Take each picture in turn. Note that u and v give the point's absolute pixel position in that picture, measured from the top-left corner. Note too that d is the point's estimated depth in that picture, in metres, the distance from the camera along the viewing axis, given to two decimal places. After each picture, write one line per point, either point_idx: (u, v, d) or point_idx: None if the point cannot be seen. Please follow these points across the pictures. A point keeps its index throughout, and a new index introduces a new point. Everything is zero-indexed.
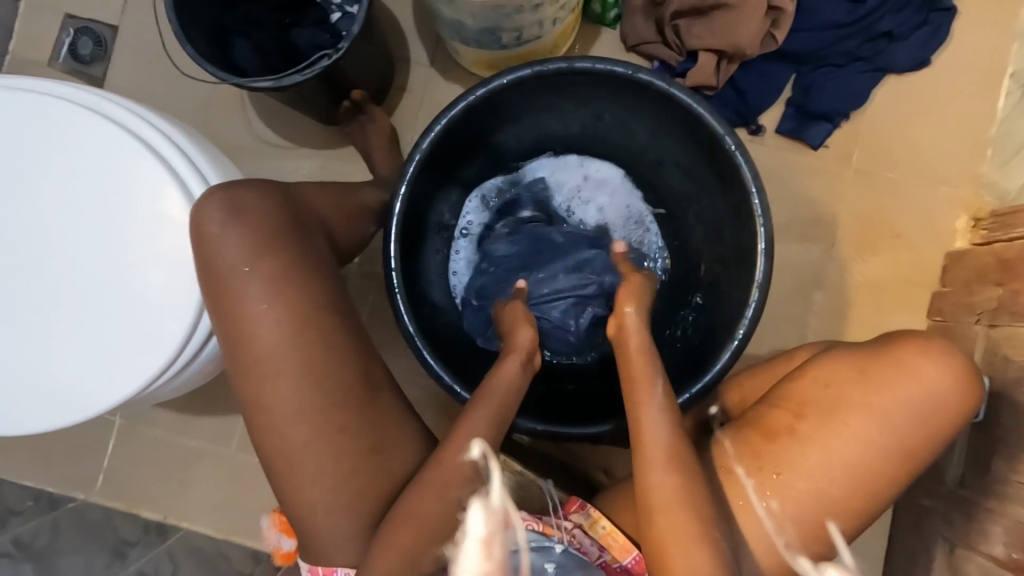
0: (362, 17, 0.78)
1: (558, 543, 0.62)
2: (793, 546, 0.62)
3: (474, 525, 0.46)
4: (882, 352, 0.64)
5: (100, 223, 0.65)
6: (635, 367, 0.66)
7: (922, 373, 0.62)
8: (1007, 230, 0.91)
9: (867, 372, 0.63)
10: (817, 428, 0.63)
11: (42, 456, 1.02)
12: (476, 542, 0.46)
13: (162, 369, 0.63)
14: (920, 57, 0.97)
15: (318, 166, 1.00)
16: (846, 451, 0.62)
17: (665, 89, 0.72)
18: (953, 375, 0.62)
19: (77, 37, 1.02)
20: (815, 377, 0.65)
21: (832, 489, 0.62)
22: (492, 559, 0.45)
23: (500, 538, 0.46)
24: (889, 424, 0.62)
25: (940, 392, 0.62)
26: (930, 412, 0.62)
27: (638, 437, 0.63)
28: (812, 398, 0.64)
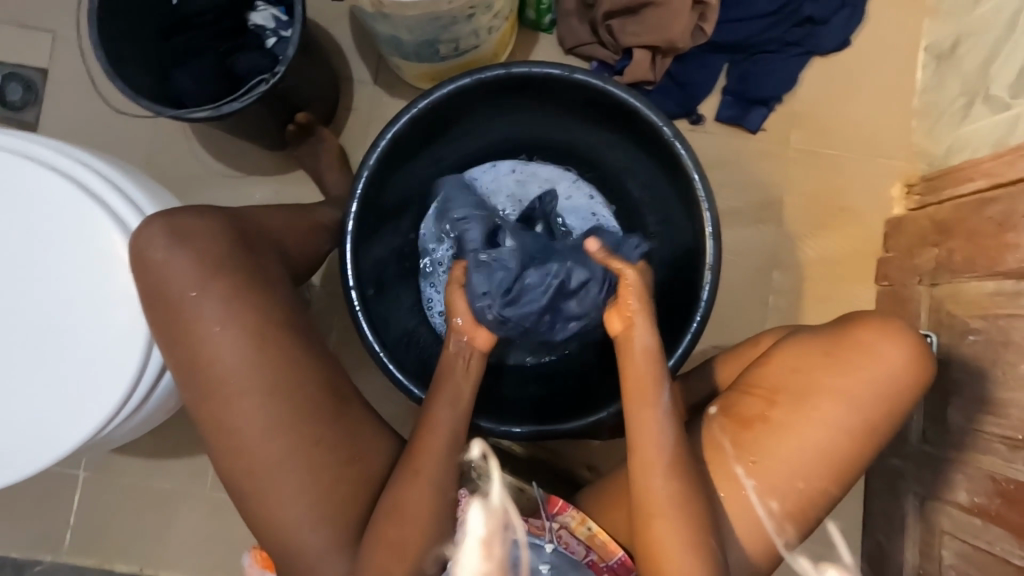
0: (297, 39, 0.78)
1: (549, 543, 0.64)
2: (778, 523, 0.64)
3: (475, 527, 0.55)
4: (846, 337, 0.65)
5: (40, 269, 0.63)
6: (636, 370, 0.64)
7: (884, 354, 0.64)
8: (937, 194, 0.96)
9: (834, 357, 0.65)
10: (790, 414, 0.64)
11: (1, 521, 0.97)
12: (476, 541, 0.54)
13: (117, 409, 0.62)
14: (841, 38, 1.02)
15: (270, 192, 0.99)
16: (819, 434, 0.63)
17: (602, 86, 0.74)
18: (912, 354, 0.64)
19: (6, 83, 0.99)
20: (784, 364, 0.66)
21: (807, 469, 0.63)
22: (492, 558, 0.54)
23: (499, 537, 0.54)
24: (858, 406, 0.63)
25: (903, 372, 0.64)
26: (894, 392, 0.64)
27: (636, 440, 0.63)
28: (783, 386, 0.65)
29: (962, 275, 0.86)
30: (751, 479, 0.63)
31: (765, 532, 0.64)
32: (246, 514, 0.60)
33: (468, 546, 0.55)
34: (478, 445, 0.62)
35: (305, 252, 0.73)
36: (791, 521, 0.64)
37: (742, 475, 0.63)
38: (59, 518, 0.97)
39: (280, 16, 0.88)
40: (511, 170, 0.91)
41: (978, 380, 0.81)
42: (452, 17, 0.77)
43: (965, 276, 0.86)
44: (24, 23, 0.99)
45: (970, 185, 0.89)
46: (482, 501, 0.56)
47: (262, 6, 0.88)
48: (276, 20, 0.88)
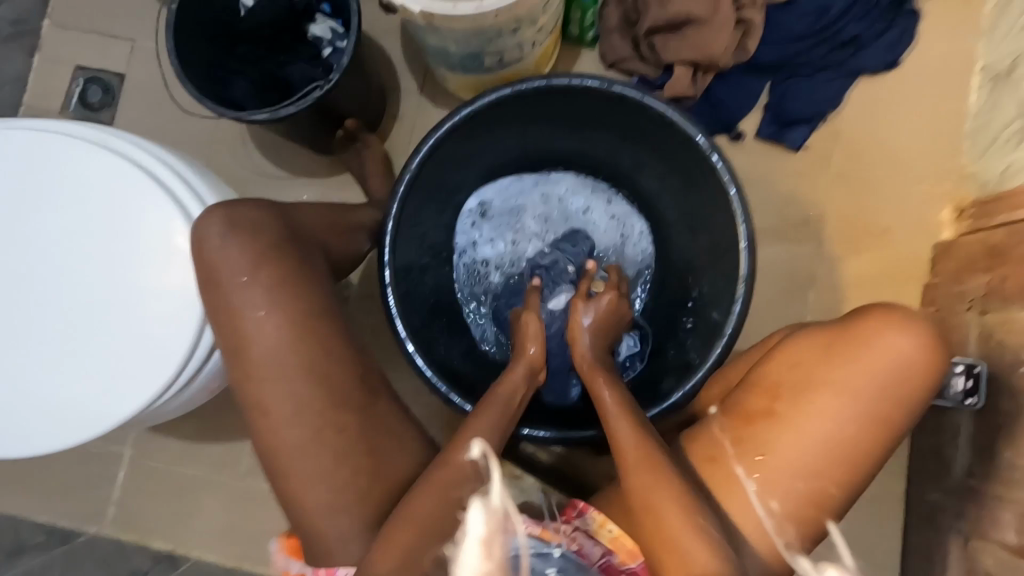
0: (351, 49, 0.83)
1: (557, 548, 0.62)
2: (788, 536, 0.62)
3: (475, 525, 0.49)
4: (848, 329, 0.64)
5: (109, 251, 0.68)
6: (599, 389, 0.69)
7: (888, 347, 0.62)
8: (989, 218, 0.92)
9: (833, 349, 0.63)
10: (791, 408, 0.63)
11: (51, 492, 1.02)
12: (475, 542, 0.49)
13: (168, 384, 0.66)
14: (889, 58, 1.01)
15: (317, 193, 1.04)
16: (818, 427, 0.62)
17: (640, 98, 0.75)
18: (919, 347, 0.61)
19: (87, 86, 1.08)
20: (785, 357, 0.65)
21: (812, 470, 0.62)
22: (491, 559, 0.48)
23: (499, 538, 0.49)
24: (858, 399, 0.62)
25: (908, 365, 0.62)
26: (899, 385, 0.62)
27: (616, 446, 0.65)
28: (783, 379, 0.64)
29: (1016, 302, 0.82)
30: (752, 479, 0.63)
31: (764, 531, 0.62)
32: (277, 493, 0.62)
33: (465, 548, 0.49)
34: (477, 442, 0.50)
35: (349, 248, 0.76)
36: (795, 522, 0.62)
37: (743, 474, 0.63)
38: (105, 492, 1.02)
39: (336, 28, 0.93)
40: (536, 181, 0.95)
41: None
42: (497, 31, 0.80)
43: (1018, 304, 0.82)
44: (107, 32, 1.08)
45: None
46: (482, 500, 0.50)
47: (320, 19, 0.94)
48: (333, 32, 0.93)
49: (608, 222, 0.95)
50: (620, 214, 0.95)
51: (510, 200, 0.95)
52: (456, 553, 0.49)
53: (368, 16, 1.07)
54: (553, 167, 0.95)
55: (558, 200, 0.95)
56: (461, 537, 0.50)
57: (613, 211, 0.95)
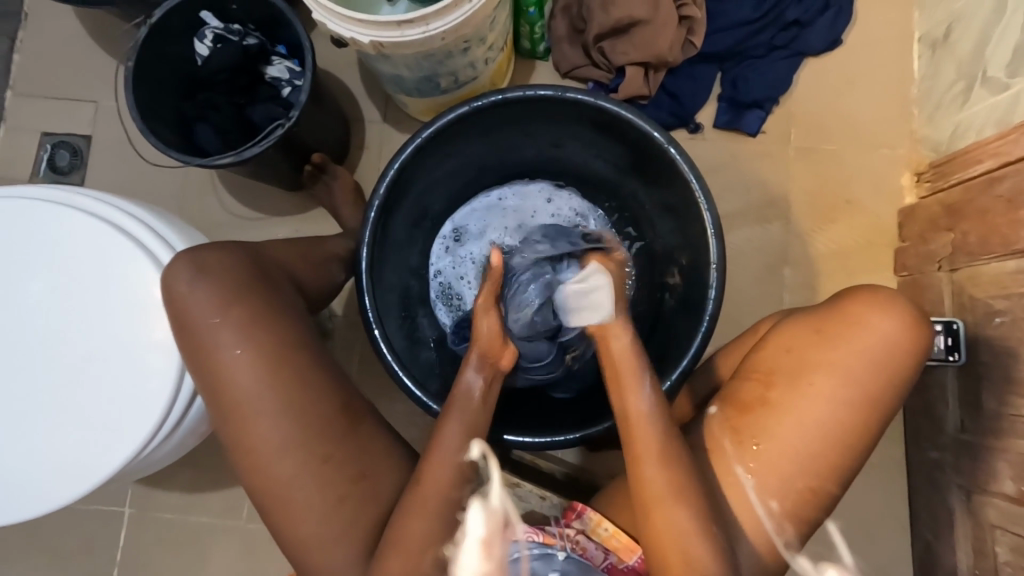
0: (308, 86, 0.85)
1: (560, 551, 0.63)
2: (788, 536, 0.63)
3: (475, 527, 0.57)
4: (834, 312, 0.65)
5: (84, 308, 0.69)
6: (620, 364, 0.66)
7: (873, 324, 0.63)
8: (946, 178, 0.95)
9: (825, 332, 0.64)
10: (786, 394, 0.63)
11: (53, 562, 1.01)
12: (477, 541, 0.56)
13: (154, 432, 0.66)
14: (832, 37, 1.04)
15: (293, 229, 1.05)
16: (817, 411, 0.62)
17: (593, 102, 0.77)
18: (903, 323, 0.63)
19: (55, 151, 1.09)
20: (776, 345, 0.67)
21: (812, 460, 0.62)
22: (492, 558, 0.55)
23: (498, 539, 0.56)
24: (852, 378, 0.62)
25: (897, 340, 0.63)
26: (890, 365, 0.63)
27: (630, 448, 0.63)
28: (777, 365, 0.65)
29: (980, 256, 0.84)
30: (750, 479, 0.63)
31: (765, 532, 0.62)
32: (275, 528, 0.62)
33: (468, 547, 0.57)
34: (477, 444, 0.64)
35: (324, 280, 0.77)
36: (792, 521, 0.63)
37: (742, 473, 0.63)
38: (107, 554, 1.01)
39: (293, 67, 0.96)
40: (498, 198, 0.97)
41: (1011, 363, 0.79)
42: (447, 52, 0.82)
43: (983, 257, 0.84)
44: (69, 96, 1.10)
45: (977, 166, 0.87)
46: (482, 501, 0.58)
47: (275, 60, 0.96)
48: (289, 71, 0.95)
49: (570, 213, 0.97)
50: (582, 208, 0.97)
51: (480, 222, 0.97)
52: (459, 552, 0.56)
53: (324, 52, 1.10)
54: (513, 180, 0.97)
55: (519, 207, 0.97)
56: (463, 537, 0.58)
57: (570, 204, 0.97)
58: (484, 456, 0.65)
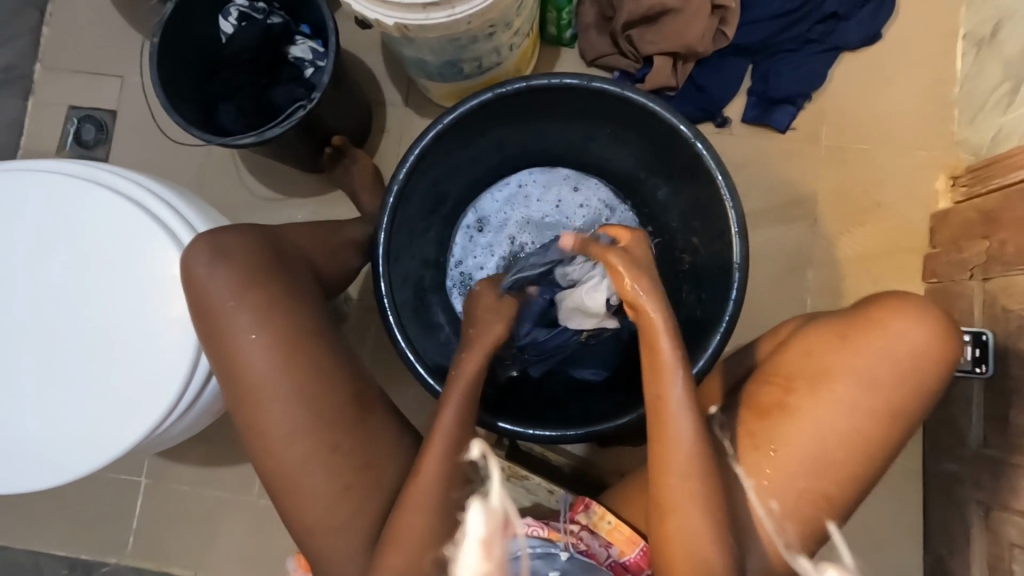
0: (331, 67, 0.84)
1: (563, 550, 0.61)
2: (788, 536, 0.61)
3: (475, 526, 0.52)
4: (860, 317, 0.63)
5: (104, 284, 0.69)
6: (662, 354, 0.60)
7: (900, 331, 0.61)
8: (984, 184, 0.91)
9: (848, 337, 0.62)
10: (805, 400, 0.62)
11: (72, 526, 1.04)
12: (476, 541, 0.52)
13: (170, 409, 0.67)
14: (871, 32, 1.00)
15: (311, 212, 1.06)
16: (834, 418, 0.61)
17: (619, 92, 0.74)
18: (930, 331, 0.61)
19: (81, 125, 1.10)
20: (797, 349, 0.65)
21: (829, 465, 0.61)
22: (493, 559, 0.51)
23: (499, 538, 0.51)
24: (874, 386, 0.61)
25: (923, 350, 0.61)
26: (913, 373, 0.61)
27: (660, 441, 0.60)
28: (797, 370, 0.63)
29: (1016, 266, 0.81)
30: (751, 479, 0.62)
31: (764, 533, 0.61)
32: (285, 510, 0.63)
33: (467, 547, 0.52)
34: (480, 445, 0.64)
35: (341, 264, 0.77)
36: (794, 521, 0.61)
37: (742, 475, 0.62)
38: (123, 522, 1.03)
39: (316, 48, 0.95)
40: (519, 186, 0.97)
41: None
42: (472, 37, 0.80)
43: (1019, 267, 0.81)
44: (96, 71, 1.11)
45: (1020, 172, 0.84)
46: (481, 500, 0.52)
47: (299, 40, 0.95)
48: (313, 52, 0.94)
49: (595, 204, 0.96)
50: (608, 199, 0.95)
51: (501, 211, 0.97)
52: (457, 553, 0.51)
53: (348, 34, 1.09)
54: (534, 168, 0.96)
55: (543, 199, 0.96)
56: (463, 537, 0.53)
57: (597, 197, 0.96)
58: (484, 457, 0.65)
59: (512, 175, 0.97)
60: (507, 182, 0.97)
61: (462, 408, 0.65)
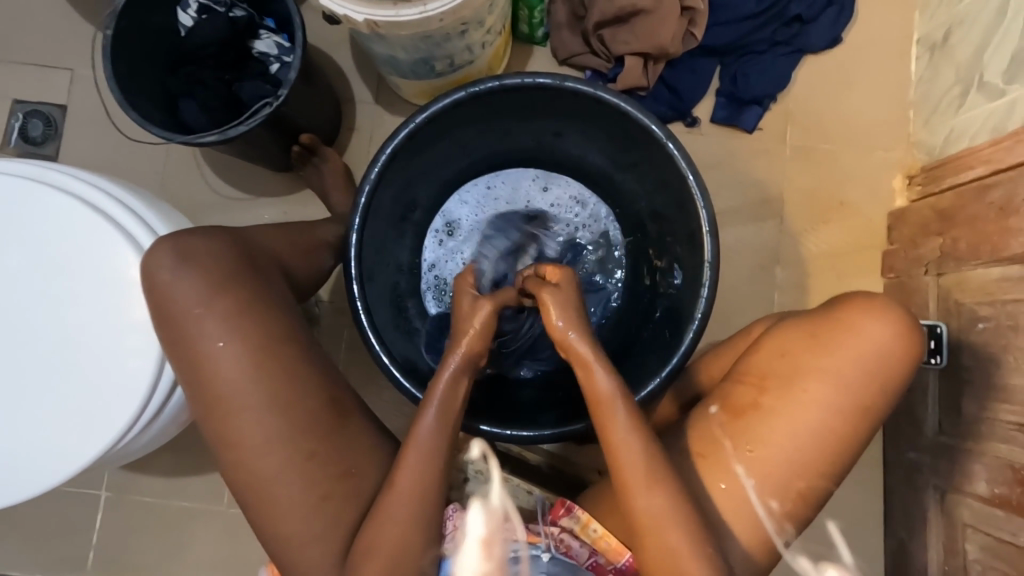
0: (298, 63, 0.81)
1: (546, 551, 0.60)
2: (787, 533, 0.64)
3: (476, 527, 0.62)
4: (831, 317, 0.65)
5: (57, 290, 0.66)
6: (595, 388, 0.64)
7: (868, 331, 0.63)
8: (938, 183, 0.96)
9: (820, 337, 0.65)
10: (779, 399, 0.64)
11: (25, 543, 0.98)
12: (477, 541, 0.61)
13: (133, 420, 0.64)
14: (833, 35, 1.03)
15: (279, 211, 1.02)
16: (809, 418, 0.63)
17: (592, 93, 0.75)
18: (897, 330, 0.63)
19: (27, 120, 1.04)
20: (771, 349, 0.67)
21: (807, 459, 0.63)
22: (492, 558, 0.59)
23: (497, 539, 0.61)
24: (845, 384, 0.63)
25: (891, 350, 0.63)
26: (881, 371, 0.63)
27: (603, 438, 0.64)
28: (771, 369, 0.65)
29: (968, 262, 0.85)
30: (744, 472, 0.63)
31: (766, 532, 0.63)
32: (259, 522, 0.61)
33: (468, 547, 0.61)
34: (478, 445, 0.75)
35: (312, 266, 0.75)
36: (791, 520, 0.64)
37: (743, 475, 0.63)
38: (82, 538, 0.99)
39: (282, 43, 0.92)
40: (489, 187, 0.96)
41: (991, 368, 0.80)
42: (445, 34, 0.79)
43: (971, 262, 0.85)
44: (44, 63, 1.05)
45: (969, 173, 0.88)
46: (482, 502, 0.64)
47: (264, 35, 0.92)
48: (278, 46, 0.91)
49: (567, 204, 0.96)
50: (576, 196, 0.96)
51: (472, 212, 0.96)
52: (459, 552, 0.60)
53: (315, 28, 1.06)
54: (505, 169, 0.95)
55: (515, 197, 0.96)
56: (462, 537, 0.62)
57: (567, 197, 0.96)
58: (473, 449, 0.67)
59: (482, 175, 0.95)
60: (478, 182, 0.95)
61: (445, 416, 0.63)
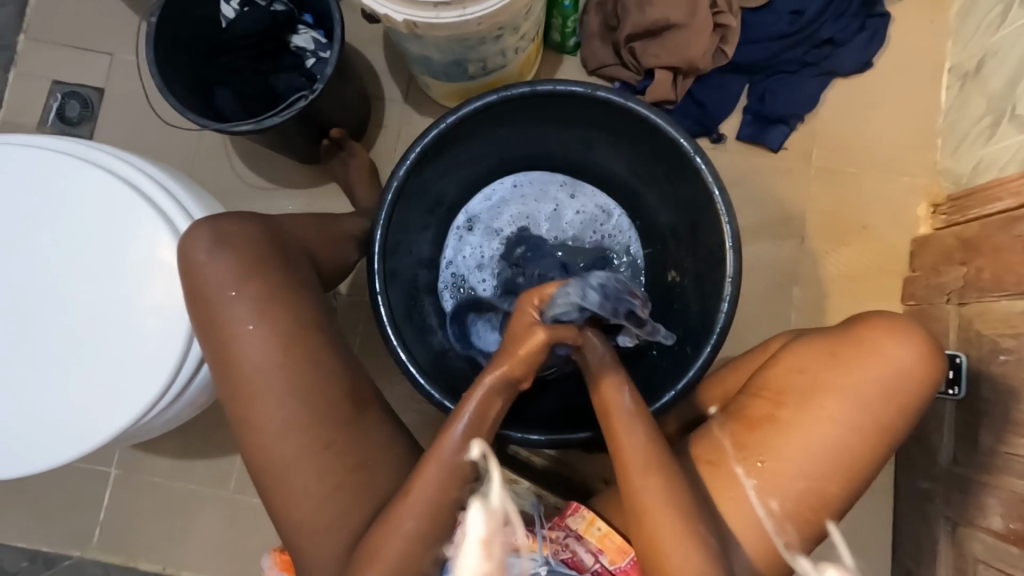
0: (335, 59, 0.83)
1: (542, 564, 0.61)
2: (788, 536, 0.63)
3: (475, 527, 0.52)
4: (851, 337, 0.65)
5: (91, 267, 0.67)
6: (600, 383, 0.65)
7: (888, 352, 0.63)
8: (964, 212, 0.95)
9: (838, 354, 0.64)
10: (794, 414, 0.63)
11: (34, 516, 1.00)
12: (476, 542, 0.52)
13: (156, 399, 0.65)
14: (863, 59, 1.04)
15: (304, 203, 1.04)
16: (824, 435, 0.62)
17: (623, 103, 0.75)
18: (918, 353, 0.63)
19: (66, 101, 1.07)
20: (788, 365, 0.66)
21: (818, 473, 0.62)
22: (492, 559, 0.51)
23: (499, 538, 0.52)
24: (862, 403, 0.62)
25: (911, 371, 0.63)
26: (900, 392, 0.63)
27: (615, 446, 0.63)
28: (787, 385, 0.65)
29: (992, 293, 0.84)
30: (754, 480, 0.63)
31: (775, 539, 0.62)
32: (272, 507, 0.62)
33: (467, 547, 0.52)
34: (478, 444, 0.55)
35: (337, 258, 0.76)
36: (794, 522, 0.62)
37: (742, 475, 0.63)
38: (90, 514, 1.00)
39: (320, 39, 0.94)
40: (514, 185, 0.96)
41: (1011, 401, 0.79)
42: (481, 38, 0.80)
43: (995, 293, 0.84)
44: (85, 46, 1.07)
45: (997, 203, 0.87)
46: (481, 501, 0.52)
47: (302, 30, 0.93)
48: (316, 42, 0.93)
49: (592, 211, 0.96)
50: (605, 206, 0.96)
51: (494, 212, 0.97)
52: (458, 552, 0.52)
53: (351, 26, 1.08)
54: (529, 171, 0.96)
55: (538, 199, 0.97)
56: (463, 536, 0.53)
57: (591, 204, 0.97)
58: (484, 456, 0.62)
59: (506, 176, 0.96)
60: (503, 181, 0.96)
61: (471, 429, 0.62)
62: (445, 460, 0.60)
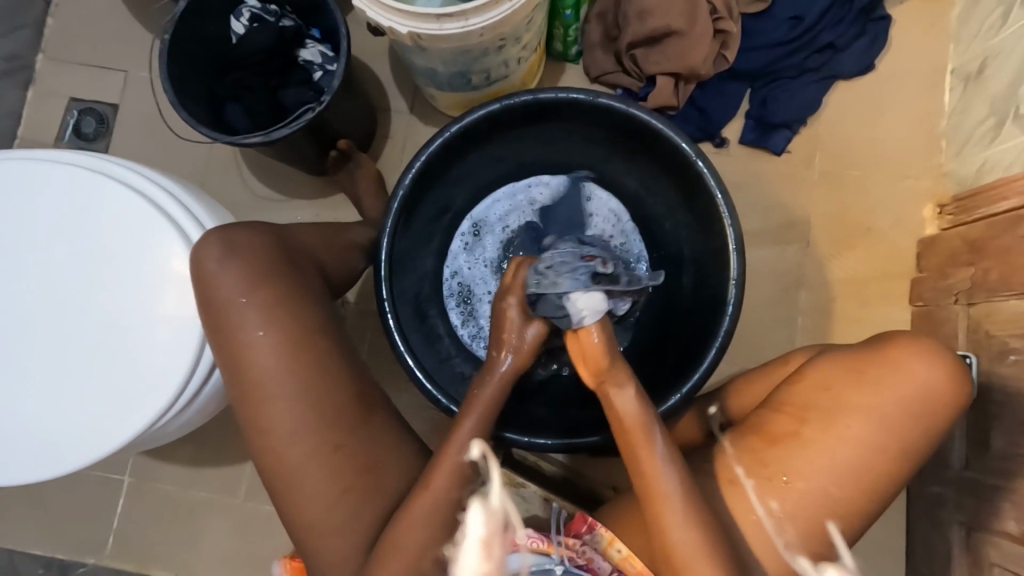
0: (342, 72, 0.85)
1: (558, 564, 0.60)
2: (788, 536, 0.62)
3: (475, 526, 0.52)
4: (875, 354, 0.65)
5: (106, 277, 0.69)
6: (625, 415, 0.64)
7: (915, 373, 0.63)
8: (970, 213, 0.95)
9: (863, 372, 0.64)
10: (817, 432, 0.63)
11: (50, 524, 1.01)
12: (476, 541, 0.52)
13: (169, 406, 0.67)
14: (865, 62, 1.04)
15: (312, 213, 1.06)
16: (848, 454, 0.62)
17: (625, 110, 0.76)
18: (944, 372, 0.63)
19: (81, 117, 1.10)
20: (814, 380, 0.66)
21: (839, 490, 0.62)
22: (492, 558, 0.52)
23: (499, 538, 0.52)
24: (888, 423, 0.62)
25: (933, 389, 0.63)
26: (926, 413, 0.63)
27: (643, 480, 0.62)
28: (810, 401, 0.65)
29: (999, 293, 0.84)
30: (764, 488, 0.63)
31: (783, 543, 0.62)
32: (283, 512, 0.62)
33: (467, 546, 0.52)
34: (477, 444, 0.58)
35: (345, 265, 0.77)
36: (794, 523, 0.62)
37: (743, 475, 0.64)
38: (104, 522, 1.01)
39: (326, 52, 0.96)
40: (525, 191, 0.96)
41: (1022, 403, 0.78)
42: (483, 49, 0.82)
43: (1002, 294, 0.84)
44: (100, 64, 1.10)
45: (1002, 204, 0.87)
46: (482, 501, 0.53)
47: (310, 44, 0.96)
48: (323, 56, 0.95)
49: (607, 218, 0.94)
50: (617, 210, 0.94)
51: (501, 216, 0.96)
52: (458, 552, 0.52)
53: (357, 39, 1.10)
54: (541, 175, 0.95)
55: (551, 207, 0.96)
56: (463, 536, 0.54)
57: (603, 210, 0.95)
58: (484, 455, 0.63)
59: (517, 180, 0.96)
60: (512, 186, 0.95)
61: (478, 434, 0.64)
62: (456, 465, 0.62)
